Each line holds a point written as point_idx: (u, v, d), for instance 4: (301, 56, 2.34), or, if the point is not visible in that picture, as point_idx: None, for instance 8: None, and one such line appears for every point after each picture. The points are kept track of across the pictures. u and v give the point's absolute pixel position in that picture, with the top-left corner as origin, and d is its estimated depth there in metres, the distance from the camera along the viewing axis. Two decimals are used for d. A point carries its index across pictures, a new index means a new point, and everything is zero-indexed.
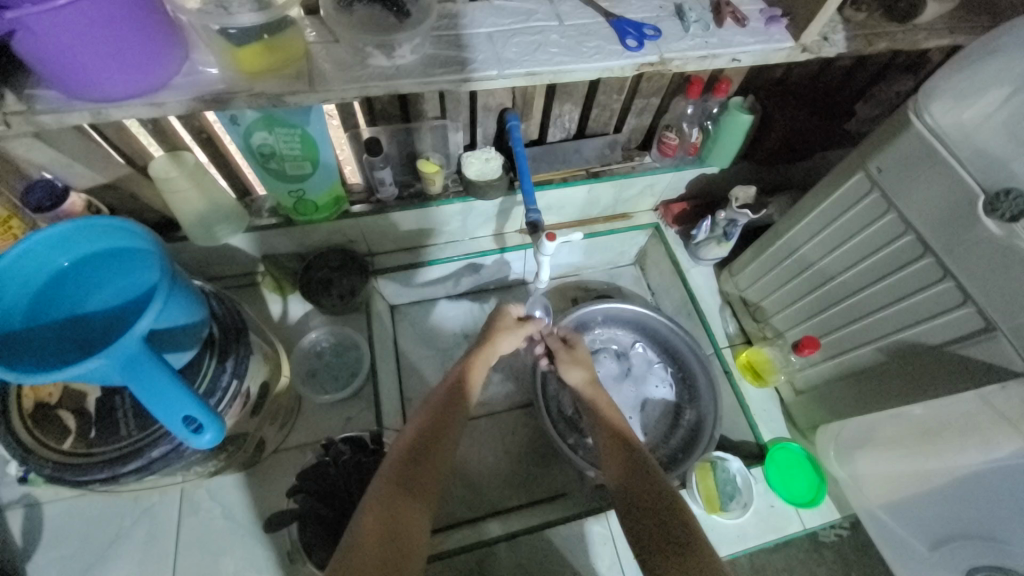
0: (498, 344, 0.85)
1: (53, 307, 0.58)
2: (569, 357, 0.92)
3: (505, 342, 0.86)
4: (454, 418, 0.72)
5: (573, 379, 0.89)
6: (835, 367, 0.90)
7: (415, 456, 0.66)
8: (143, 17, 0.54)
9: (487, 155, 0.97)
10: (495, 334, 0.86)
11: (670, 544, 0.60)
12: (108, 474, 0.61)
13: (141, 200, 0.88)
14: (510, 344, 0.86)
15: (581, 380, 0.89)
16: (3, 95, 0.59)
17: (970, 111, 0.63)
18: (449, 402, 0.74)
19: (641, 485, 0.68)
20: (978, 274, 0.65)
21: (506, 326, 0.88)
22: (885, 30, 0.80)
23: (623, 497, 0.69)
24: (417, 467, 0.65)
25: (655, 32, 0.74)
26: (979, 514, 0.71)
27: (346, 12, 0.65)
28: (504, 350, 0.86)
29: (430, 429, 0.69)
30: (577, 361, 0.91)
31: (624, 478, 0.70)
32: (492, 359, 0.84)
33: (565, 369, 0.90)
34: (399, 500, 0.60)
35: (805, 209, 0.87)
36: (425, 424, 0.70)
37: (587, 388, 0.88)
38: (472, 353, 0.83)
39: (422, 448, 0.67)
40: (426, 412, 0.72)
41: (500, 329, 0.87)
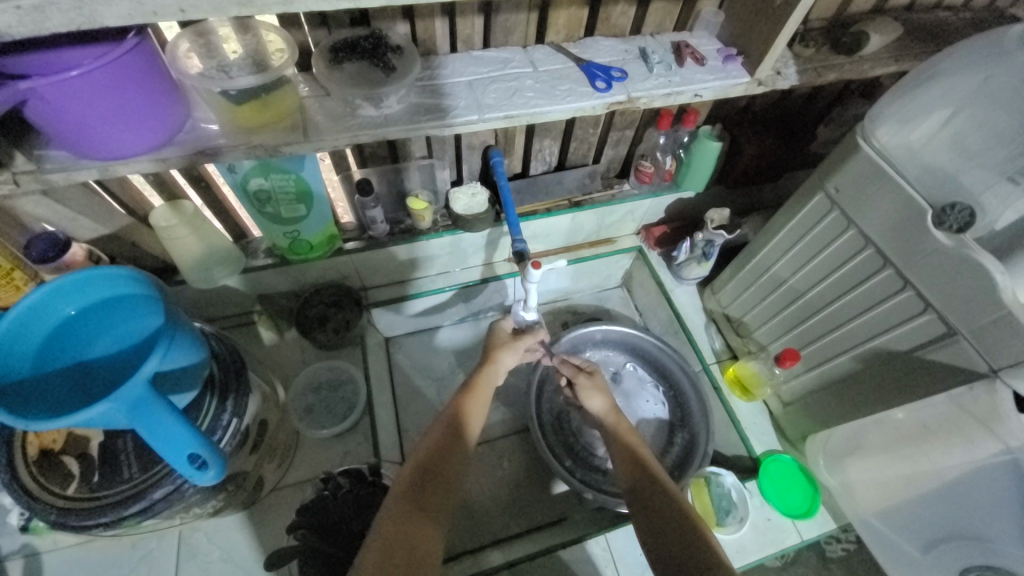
0: (499, 359, 0.88)
1: (59, 355, 0.60)
2: (590, 384, 0.89)
3: (507, 356, 0.89)
4: (460, 439, 0.74)
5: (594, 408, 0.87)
6: (816, 378, 0.94)
7: (424, 476, 0.69)
8: (148, 82, 0.58)
9: (474, 190, 1.02)
10: (496, 351, 0.89)
11: (685, 556, 0.61)
12: (111, 517, 0.62)
13: (142, 247, 0.91)
14: (512, 358, 0.90)
15: (602, 407, 0.87)
16: (14, 158, 0.63)
17: (915, 133, 0.70)
18: (454, 422, 0.76)
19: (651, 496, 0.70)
20: (933, 283, 0.69)
21: (500, 343, 0.91)
22: (834, 62, 0.87)
23: (637, 503, 0.71)
24: (427, 486, 0.68)
25: (622, 73, 0.80)
26: (963, 514, 0.73)
27: (337, 68, 0.70)
28: (507, 365, 0.90)
29: (441, 449, 0.72)
30: (597, 387, 0.89)
31: (636, 483, 0.72)
32: (496, 378, 0.87)
33: (586, 396, 0.88)
34: (413, 522, 0.63)
35: (776, 227, 0.92)
36: (434, 444, 0.72)
37: (610, 414, 0.85)
38: (474, 377, 0.85)
39: (433, 469, 0.69)
40: (434, 434, 0.74)
41: (498, 346, 0.91)
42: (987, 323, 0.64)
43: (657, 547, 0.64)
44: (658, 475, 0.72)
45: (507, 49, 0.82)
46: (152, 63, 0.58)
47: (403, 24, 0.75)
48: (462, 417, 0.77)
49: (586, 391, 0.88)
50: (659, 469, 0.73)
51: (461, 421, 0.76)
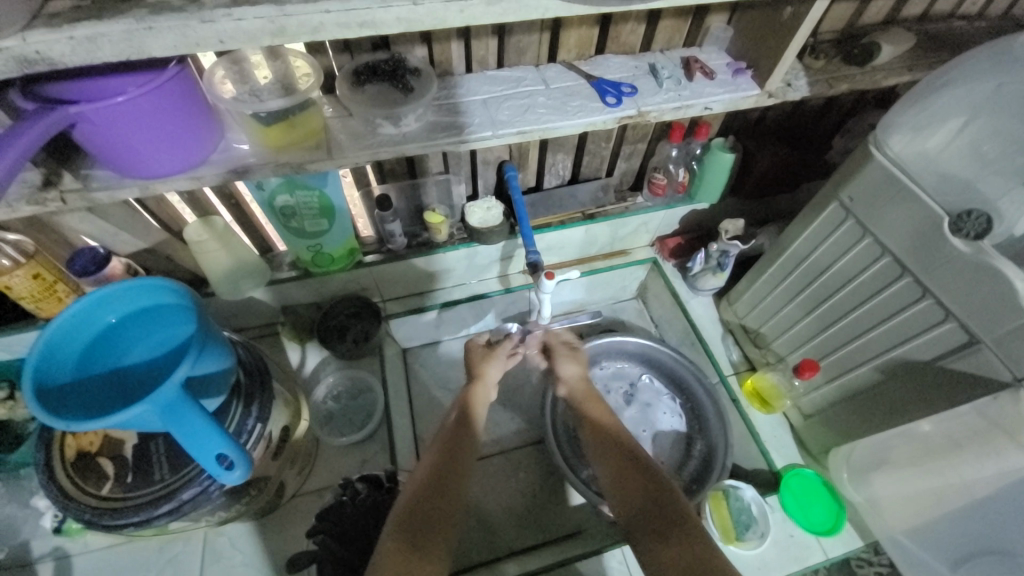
0: (487, 373, 0.89)
1: (100, 361, 0.64)
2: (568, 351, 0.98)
3: (493, 369, 0.90)
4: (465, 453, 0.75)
5: (566, 374, 0.94)
6: (837, 389, 0.92)
7: (431, 488, 0.69)
8: (187, 106, 0.63)
9: (489, 204, 1.04)
10: (481, 365, 0.90)
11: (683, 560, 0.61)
12: (142, 517, 0.65)
13: (175, 260, 0.97)
14: (497, 371, 0.91)
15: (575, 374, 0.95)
16: (63, 177, 0.67)
17: (930, 141, 0.70)
18: (460, 437, 0.77)
19: (653, 507, 0.69)
20: (953, 291, 0.68)
21: (481, 358, 0.92)
22: (845, 73, 0.88)
23: (632, 511, 0.71)
24: (435, 498, 0.68)
25: (632, 89, 0.82)
26: (996, 531, 0.70)
27: (359, 90, 0.75)
28: (494, 378, 0.91)
29: (447, 462, 0.73)
30: (575, 357, 0.97)
31: (629, 488, 0.72)
32: (487, 394, 0.89)
33: (561, 362, 0.96)
34: (423, 531, 0.64)
35: (790, 236, 0.92)
36: (439, 457, 0.73)
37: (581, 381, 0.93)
38: (465, 392, 0.87)
39: (439, 481, 0.70)
40: (440, 448, 0.75)
41: (482, 360, 0.92)
42: (1010, 331, 0.63)
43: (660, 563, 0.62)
44: (666, 485, 0.71)
45: (521, 68, 0.86)
46: (190, 88, 0.63)
47: (421, 48, 0.79)
48: (466, 432, 0.78)
49: (564, 357, 0.97)
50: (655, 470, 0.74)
51: (464, 438, 0.77)
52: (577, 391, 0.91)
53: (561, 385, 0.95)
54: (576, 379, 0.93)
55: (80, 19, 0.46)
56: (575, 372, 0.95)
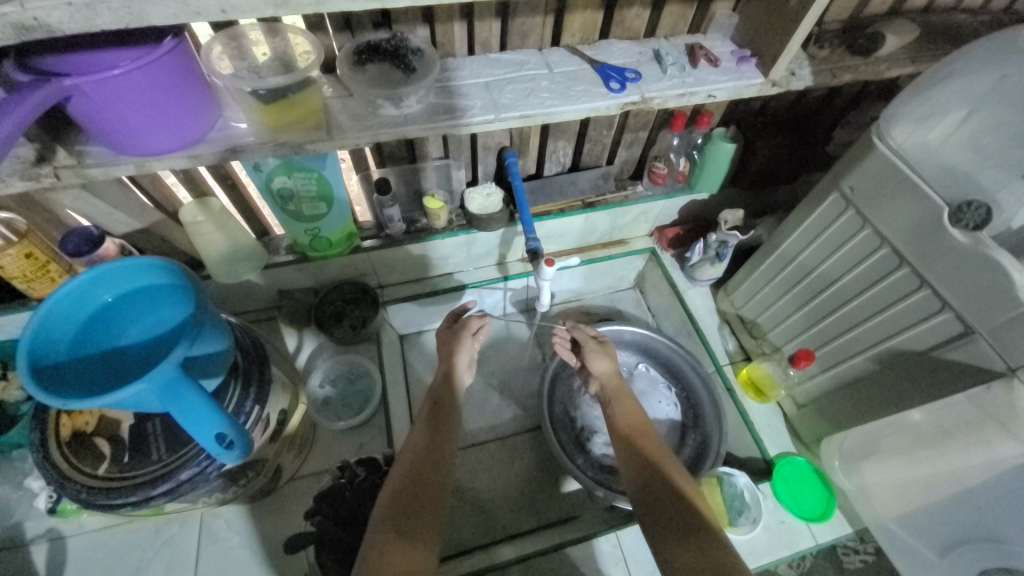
0: (457, 357, 0.90)
1: (95, 340, 0.63)
2: (598, 346, 0.97)
3: (463, 353, 0.91)
4: (437, 457, 0.75)
5: (598, 370, 0.94)
6: (831, 379, 0.93)
7: (416, 471, 0.72)
8: (183, 81, 0.61)
9: (489, 190, 1.04)
10: (450, 350, 0.91)
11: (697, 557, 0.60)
12: (139, 497, 0.64)
13: (171, 242, 0.95)
14: (468, 354, 0.91)
15: (605, 369, 0.94)
16: (57, 153, 0.66)
17: (932, 133, 0.70)
18: (432, 436, 0.78)
19: (661, 503, 0.69)
20: (951, 282, 0.69)
21: (454, 341, 0.92)
22: (849, 63, 0.87)
23: (642, 502, 0.71)
24: (410, 509, 0.67)
25: (636, 75, 0.81)
26: (984, 518, 0.72)
27: (360, 70, 0.73)
28: (463, 364, 0.91)
29: (423, 454, 0.75)
30: (605, 352, 0.96)
31: (643, 482, 0.73)
32: (460, 381, 0.90)
33: (593, 358, 0.95)
34: (396, 546, 0.62)
35: (789, 227, 0.92)
36: (417, 450, 0.75)
37: (612, 378, 0.93)
38: (440, 386, 0.88)
39: (412, 484, 0.70)
40: (414, 448, 0.76)
41: (455, 344, 0.92)
42: (1005, 321, 0.64)
43: (671, 562, 0.62)
44: (671, 478, 0.72)
45: (524, 51, 0.85)
46: (186, 62, 0.61)
47: (423, 28, 0.78)
48: (440, 428, 0.79)
49: (592, 353, 0.96)
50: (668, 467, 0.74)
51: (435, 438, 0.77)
52: (608, 386, 0.92)
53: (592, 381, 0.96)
54: (607, 375, 0.93)
55: None
56: (609, 367, 0.94)
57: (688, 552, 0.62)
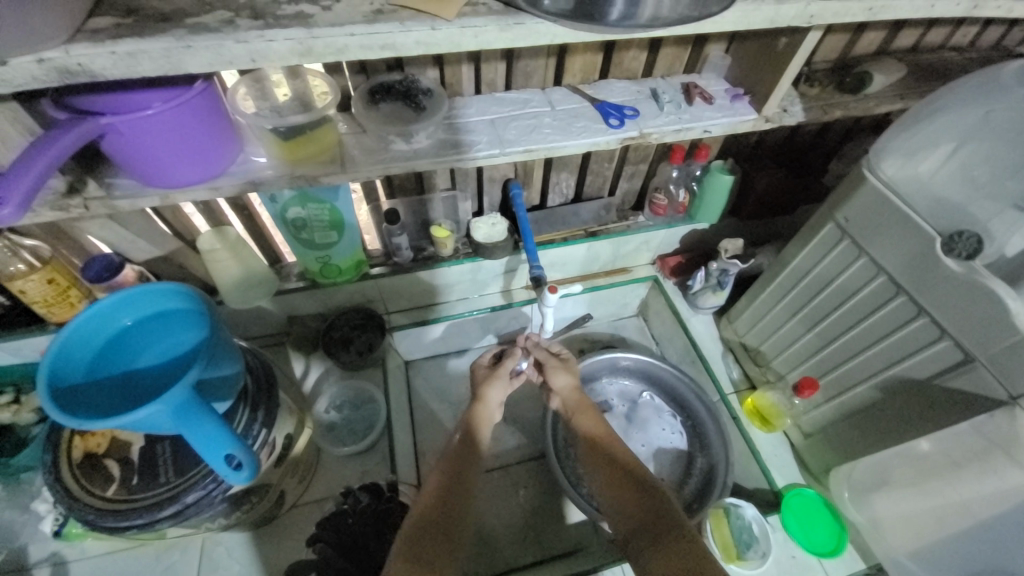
0: (487, 397, 0.86)
1: (112, 362, 0.66)
2: (559, 362, 0.93)
3: (494, 393, 0.87)
4: (458, 491, 0.73)
5: (559, 386, 0.91)
6: (837, 408, 0.92)
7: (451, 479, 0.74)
8: (209, 119, 0.66)
9: (494, 220, 1.07)
10: (483, 387, 0.88)
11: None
12: (146, 519, 0.65)
13: (187, 269, 0.99)
14: (499, 393, 0.87)
15: (568, 385, 0.91)
16: (88, 184, 0.70)
17: (922, 165, 0.73)
18: (453, 467, 0.77)
19: (654, 520, 0.68)
20: (947, 309, 0.70)
21: (484, 379, 0.89)
22: (839, 100, 0.91)
23: (634, 526, 0.69)
24: (427, 542, 0.66)
25: (634, 112, 0.86)
26: (999, 552, 0.70)
27: (374, 108, 0.78)
28: (495, 401, 0.87)
29: (459, 463, 0.77)
30: (566, 367, 0.93)
31: (635, 507, 0.71)
32: (490, 418, 0.86)
33: (554, 375, 0.92)
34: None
35: (788, 256, 0.94)
36: (453, 458, 0.78)
37: (574, 395, 0.90)
38: (469, 416, 0.85)
39: (447, 491, 0.73)
40: (450, 455, 0.78)
41: (483, 381, 0.89)
42: (1003, 349, 0.64)
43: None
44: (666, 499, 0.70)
45: (527, 90, 0.89)
46: (213, 103, 0.66)
47: (433, 70, 0.83)
48: (468, 448, 0.80)
49: (552, 370, 0.92)
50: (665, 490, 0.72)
51: (457, 468, 0.76)
52: (570, 402, 0.90)
53: (554, 397, 0.92)
54: (567, 390, 0.90)
55: (122, 35, 0.50)
56: (569, 382, 0.91)
57: (676, 566, 0.61)
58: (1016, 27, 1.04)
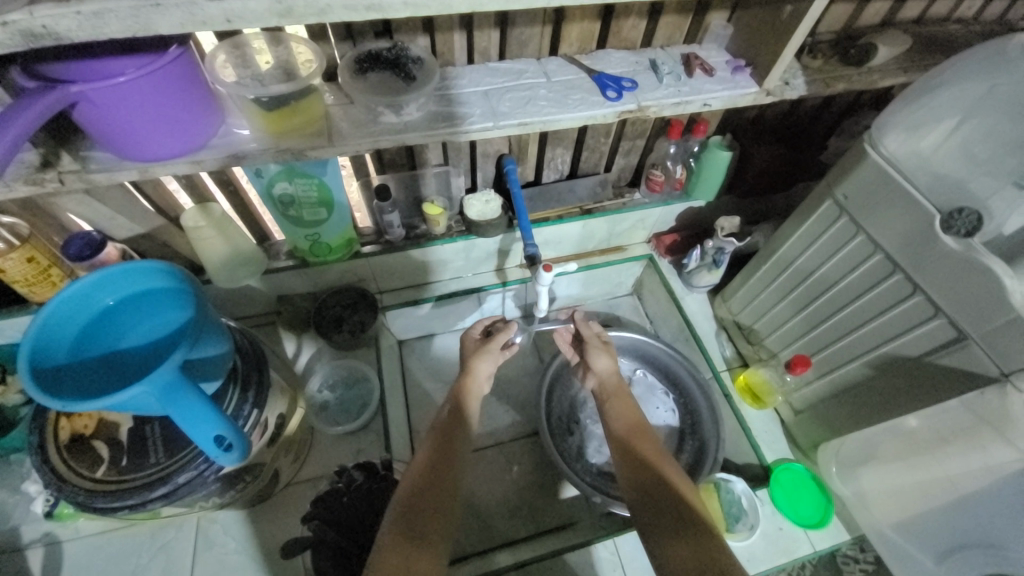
0: (476, 368, 0.87)
1: (97, 343, 0.64)
2: (600, 344, 0.96)
3: (483, 364, 0.88)
4: (448, 467, 0.73)
5: (599, 367, 0.93)
6: (828, 385, 0.93)
7: (443, 449, 0.75)
8: (187, 88, 0.62)
9: (488, 197, 1.05)
10: (473, 359, 0.89)
11: (703, 564, 0.57)
12: (137, 500, 0.65)
13: (172, 247, 0.96)
14: (488, 365, 0.89)
15: (606, 367, 0.93)
16: (62, 158, 0.67)
17: (924, 141, 0.71)
18: (443, 444, 0.76)
19: (659, 501, 0.67)
20: (943, 287, 0.70)
21: (474, 352, 0.91)
22: (842, 73, 0.89)
23: (638, 508, 0.69)
24: (422, 515, 0.66)
25: (632, 84, 0.83)
26: (983, 524, 0.72)
27: (361, 77, 0.75)
28: (485, 373, 0.89)
29: (449, 435, 0.77)
30: (606, 349, 0.95)
31: (637, 484, 0.71)
32: (479, 391, 0.87)
33: (594, 354, 0.95)
34: (406, 547, 0.62)
35: (785, 234, 0.93)
36: (443, 430, 0.78)
37: (611, 376, 0.92)
38: (457, 391, 0.85)
39: (436, 463, 0.73)
40: (439, 428, 0.79)
41: (474, 354, 0.90)
42: (996, 327, 0.64)
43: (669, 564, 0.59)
44: (671, 482, 0.70)
45: (522, 60, 0.86)
46: (191, 70, 0.62)
47: (423, 38, 0.79)
48: (462, 421, 0.80)
49: (593, 350, 0.95)
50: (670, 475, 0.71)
51: (447, 445, 0.76)
52: (607, 383, 0.91)
53: (591, 378, 0.95)
54: (607, 372, 0.92)
55: None
56: (609, 365, 0.93)
57: (690, 558, 0.58)
58: None
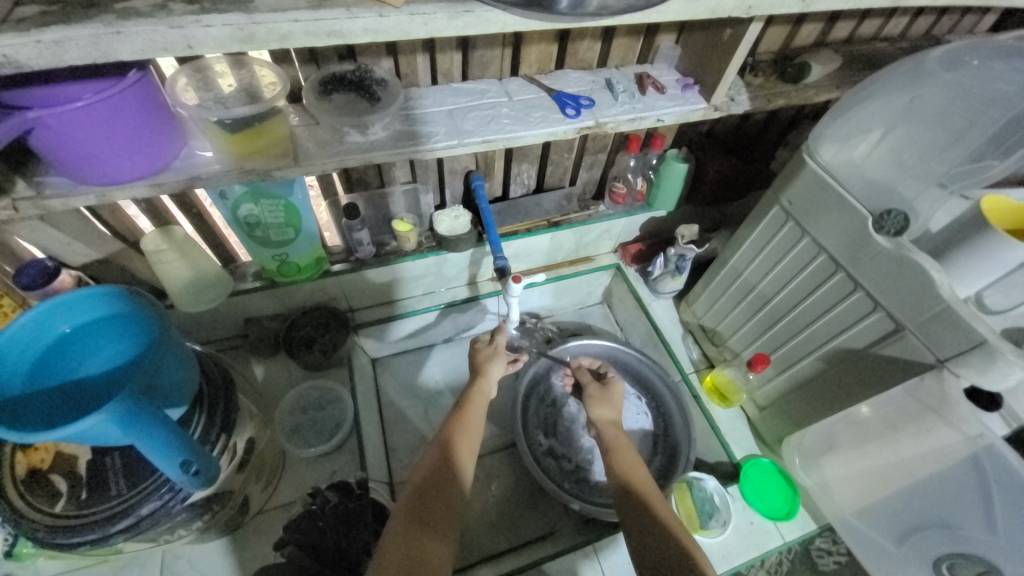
0: (488, 373, 0.90)
1: (52, 372, 0.62)
2: (600, 394, 0.97)
3: (495, 369, 0.91)
4: (453, 469, 0.73)
5: (598, 416, 0.93)
6: (787, 380, 0.98)
7: (445, 453, 0.75)
8: (148, 111, 0.62)
9: (457, 213, 1.07)
10: (485, 364, 0.91)
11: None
12: (99, 534, 0.62)
13: (132, 272, 0.94)
14: (499, 370, 0.92)
15: (604, 416, 0.93)
16: (15, 184, 0.65)
17: (856, 150, 0.78)
18: (446, 446, 0.76)
19: (636, 517, 0.72)
20: (878, 283, 0.75)
21: (488, 357, 0.93)
22: (781, 90, 0.96)
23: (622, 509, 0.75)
24: (427, 503, 0.68)
25: (590, 102, 0.87)
26: (934, 506, 0.77)
27: (325, 99, 0.76)
28: (496, 377, 0.92)
29: (451, 437, 0.78)
30: (606, 400, 0.96)
31: (622, 491, 0.77)
32: (487, 393, 0.88)
33: (593, 405, 0.95)
34: (416, 533, 0.63)
35: (740, 239, 0.99)
36: (449, 433, 0.78)
37: (609, 426, 0.91)
38: (468, 395, 0.86)
39: (439, 467, 0.73)
40: (445, 432, 0.79)
41: (486, 359, 0.93)
42: (929, 317, 0.70)
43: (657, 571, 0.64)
44: (649, 502, 0.74)
45: (484, 81, 0.89)
46: (151, 93, 0.62)
47: (387, 60, 0.82)
48: (465, 418, 0.81)
49: (593, 400, 0.96)
50: (650, 492, 0.76)
51: (452, 448, 0.76)
52: (607, 435, 0.89)
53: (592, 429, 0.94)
54: (606, 422, 0.92)
55: (50, 23, 0.46)
56: (609, 415, 0.93)
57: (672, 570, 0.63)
58: (944, 16, 1.12)
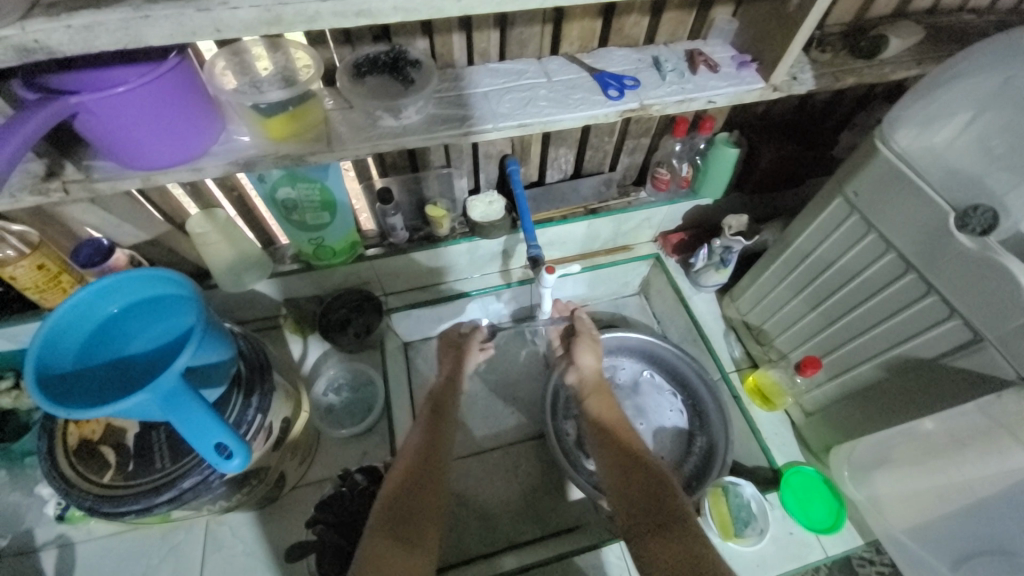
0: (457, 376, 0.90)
1: (103, 350, 0.65)
2: (589, 342, 0.99)
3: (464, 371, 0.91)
4: (434, 471, 0.74)
5: (584, 364, 0.96)
6: (839, 387, 0.91)
7: (423, 454, 0.76)
8: (187, 96, 0.63)
9: (491, 198, 1.04)
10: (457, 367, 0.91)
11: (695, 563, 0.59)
12: (143, 505, 0.66)
13: (178, 252, 0.98)
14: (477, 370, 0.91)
15: (592, 363, 0.96)
16: (65, 167, 0.68)
17: (937, 136, 0.68)
18: (424, 450, 0.77)
19: (639, 497, 0.70)
20: (957, 288, 0.67)
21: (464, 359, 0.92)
22: (852, 67, 0.86)
23: (616, 491, 0.73)
24: (408, 509, 0.68)
25: (635, 82, 0.81)
26: (1000, 529, 0.68)
27: (359, 81, 0.75)
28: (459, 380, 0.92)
29: (428, 444, 0.78)
30: (594, 348, 0.98)
31: (623, 472, 0.74)
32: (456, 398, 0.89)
33: (581, 351, 0.98)
34: (392, 542, 0.63)
35: (795, 232, 0.91)
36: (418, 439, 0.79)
37: (593, 373, 0.95)
38: (437, 397, 0.87)
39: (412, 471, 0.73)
40: (417, 438, 0.79)
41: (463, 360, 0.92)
42: (1011, 329, 0.62)
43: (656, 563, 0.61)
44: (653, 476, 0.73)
45: (523, 60, 0.85)
46: (191, 78, 0.63)
47: (423, 40, 0.79)
48: (440, 422, 0.82)
49: (582, 348, 0.98)
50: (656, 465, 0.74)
51: (428, 453, 0.76)
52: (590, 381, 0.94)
53: (574, 373, 0.97)
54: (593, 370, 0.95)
55: (80, 8, 0.46)
56: (594, 364, 0.96)
57: (680, 552, 0.61)
58: None
